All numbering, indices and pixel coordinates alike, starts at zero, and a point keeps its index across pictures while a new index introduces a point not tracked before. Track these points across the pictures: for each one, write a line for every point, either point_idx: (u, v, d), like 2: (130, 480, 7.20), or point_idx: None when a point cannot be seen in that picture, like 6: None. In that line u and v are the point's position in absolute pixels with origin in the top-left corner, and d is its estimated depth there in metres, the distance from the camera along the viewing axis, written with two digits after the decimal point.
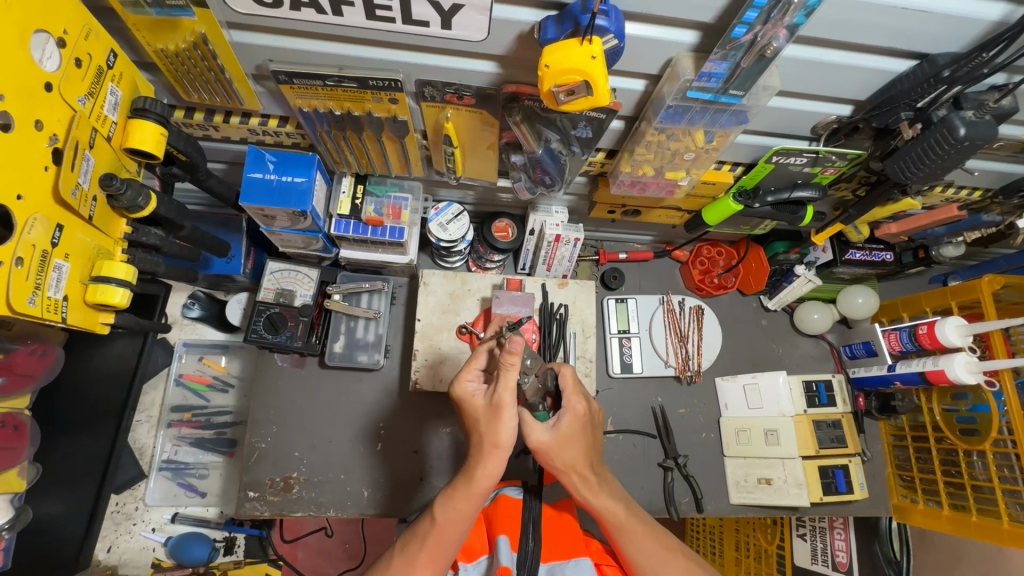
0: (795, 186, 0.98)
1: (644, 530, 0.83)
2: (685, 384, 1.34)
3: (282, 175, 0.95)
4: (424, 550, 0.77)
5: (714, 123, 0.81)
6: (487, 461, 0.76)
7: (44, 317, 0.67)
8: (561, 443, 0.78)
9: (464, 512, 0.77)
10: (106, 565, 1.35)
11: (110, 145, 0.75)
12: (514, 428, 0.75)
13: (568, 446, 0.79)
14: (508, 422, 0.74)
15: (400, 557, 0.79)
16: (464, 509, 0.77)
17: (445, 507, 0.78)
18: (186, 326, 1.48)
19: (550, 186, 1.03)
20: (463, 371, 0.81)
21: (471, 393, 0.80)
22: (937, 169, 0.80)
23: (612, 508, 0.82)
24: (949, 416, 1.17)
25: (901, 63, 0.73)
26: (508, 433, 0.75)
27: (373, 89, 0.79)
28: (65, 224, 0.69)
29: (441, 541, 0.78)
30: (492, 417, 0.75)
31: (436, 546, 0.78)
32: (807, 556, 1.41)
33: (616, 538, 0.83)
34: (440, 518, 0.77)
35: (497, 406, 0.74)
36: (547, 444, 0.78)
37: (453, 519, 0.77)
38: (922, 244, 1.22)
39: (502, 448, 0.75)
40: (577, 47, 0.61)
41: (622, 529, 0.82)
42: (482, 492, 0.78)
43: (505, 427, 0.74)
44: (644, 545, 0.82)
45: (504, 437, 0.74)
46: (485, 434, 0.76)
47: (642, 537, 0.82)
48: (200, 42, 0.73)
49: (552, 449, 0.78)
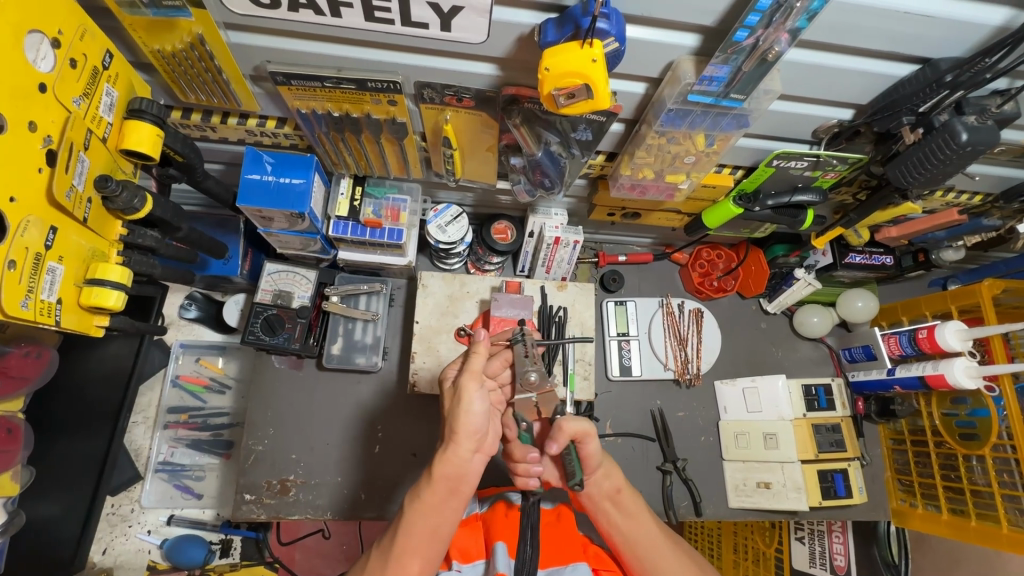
0: (795, 189, 0.97)
1: (656, 528, 0.82)
2: (684, 387, 1.33)
3: (280, 177, 0.94)
4: (399, 543, 0.74)
5: (715, 127, 0.80)
6: (449, 449, 0.75)
7: (38, 320, 0.66)
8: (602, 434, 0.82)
9: (427, 501, 0.75)
10: (102, 567, 1.34)
11: (105, 146, 0.74)
12: (474, 411, 0.74)
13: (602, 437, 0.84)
14: (468, 402, 0.74)
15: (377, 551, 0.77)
16: (434, 500, 0.75)
17: (413, 499, 0.76)
18: (184, 327, 1.47)
19: (550, 188, 1.03)
20: (449, 363, 0.85)
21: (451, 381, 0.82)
22: (938, 175, 0.80)
23: (635, 502, 0.83)
24: (949, 421, 1.15)
25: (903, 67, 0.72)
26: (467, 416, 0.74)
27: (371, 90, 0.79)
28: (59, 226, 0.68)
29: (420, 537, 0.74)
30: (454, 401, 0.76)
31: (417, 542, 0.74)
32: (806, 559, 1.39)
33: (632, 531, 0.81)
34: (410, 511, 0.75)
35: (458, 388, 0.75)
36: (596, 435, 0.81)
37: (421, 510, 0.75)
38: (922, 248, 1.21)
39: (460, 433, 0.74)
40: (577, 50, 0.61)
41: (641, 524, 0.82)
42: (443, 480, 0.75)
43: (462, 408, 0.74)
44: (658, 540, 0.81)
45: (462, 421, 0.74)
46: (449, 418, 0.76)
47: (656, 534, 0.81)
48: (197, 42, 0.73)
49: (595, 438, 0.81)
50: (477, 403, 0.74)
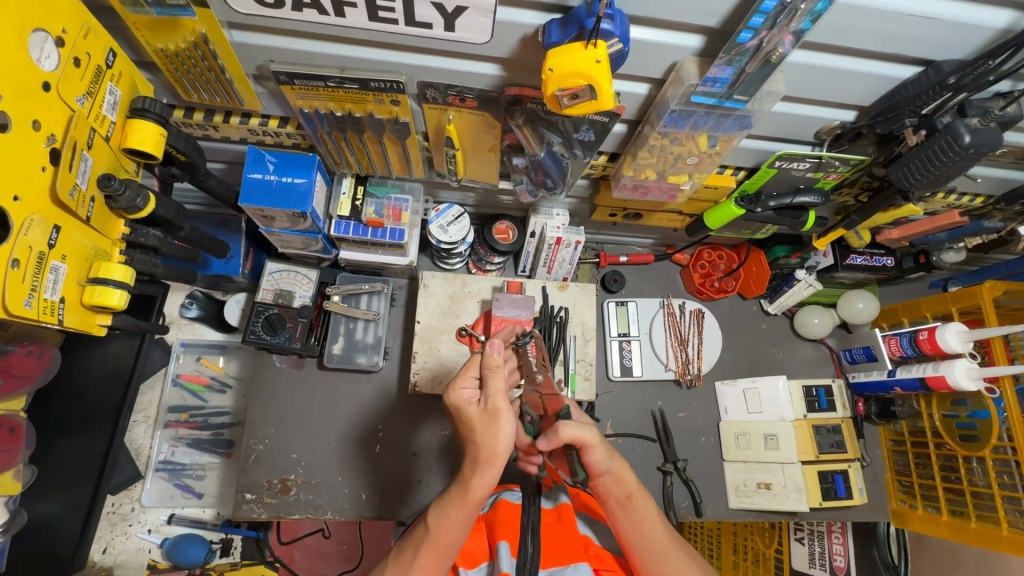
0: (797, 190, 0.97)
1: (667, 530, 0.83)
2: (684, 387, 1.34)
3: (282, 176, 0.94)
4: (420, 560, 0.77)
5: (718, 128, 0.80)
6: (484, 473, 0.75)
7: (41, 319, 0.66)
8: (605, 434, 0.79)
9: (457, 521, 0.77)
10: (102, 566, 1.34)
11: (108, 145, 0.74)
12: (512, 435, 0.75)
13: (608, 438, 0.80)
14: (506, 427, 0.74)
15: (396, 564, 0.79)
16: (461, 520, 0.77)
17: (439, 517, 0.77)
18: (184, 326, 1.47)
19: (552, 188, 1.03)
20: (459, 378, 0.78)
21: (468, 400, 0.77)
22: (941, 176, 0.80)
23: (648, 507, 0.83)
24: (949, 422, 1.16)
25: (906, 69, 0.72)
26: (505, 441, 0.74)
27: (374, 90, 0.79)
28: (62, 225, 0.68)
29: (437, 552, 0.78)
30: (488, 426, 0.75)
31: (433, 555, 0.78)
32: (805, 560, 1.39)
33: (643, 534, 0.82)
34: (434, 530, 0.77)
35: (494, 412, 0.74)
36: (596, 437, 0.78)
37: (448, 529, 0.77)
38: (923, 250, 1.22)
39: (499, 457, 0.75)
40: (581, 51, 0.61)
41: (653, 527, 0.82)
42: (477, 501, 0.77)
43: (502, 434, 0.74)
44: (670, 541, 0.82)
45: (500, 447, 0.74)
46: (481, 444, 0.75)
47: (668, 536, 0.82)
48: (200, 42, 0.73)
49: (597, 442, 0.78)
50: (513, 426, 0.75)
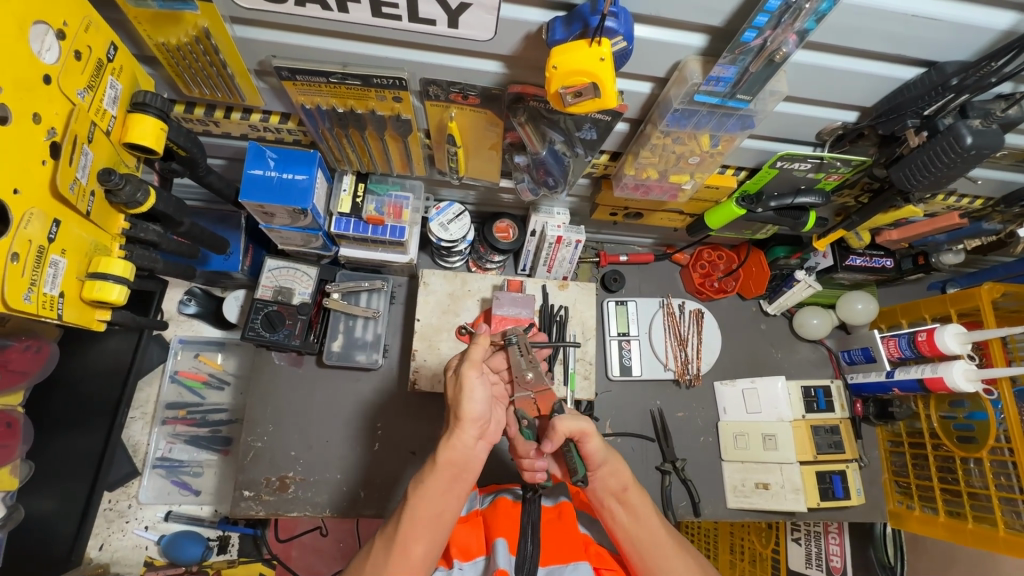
0: (798, 191, 0.97)
1: (663, 531, 0.81)
2: (684, 387, 1.34)
3: (283, 173, 0.94)
4: (402, 531, 0.74)
5: (720, 128, 0.80)
6: (454, 435, 0.76)
7: (40, 314, 0.66)
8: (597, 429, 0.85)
9: (435, 489, 0.75)
10: (98, 563, 1.33)
11: (108, 139, 0.73)
12: (478, 399, 0.77)
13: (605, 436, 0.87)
14: (473, 392, 0.77)
15: (380, 540, 0.75)
16: (438, 487, 0.75)
17: (416, 486, 0.76)
18: (183, 323, 1.46)
19: (553, 187, 1.03)
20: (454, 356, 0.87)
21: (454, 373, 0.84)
22: (943, 177, 0.80)
23: (642, 501, 0.83)
24: (947, 424, 1.15)
25: (909, 70, 0.72)
26: (471, 403, 0.76)
27: (376, 86, 0.78)
28: (61, 219, 0.67)
29: (418, 519, 0.74)
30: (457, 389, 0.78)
31: (416, 524, 0.74)
32: (802, 560, 1.40)
33: (637, 524, 0.81)
34: (411, 495, 0.76)
35: (460, 376, 0.77)
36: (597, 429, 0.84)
37: (426, 496, 0.75)
38: (922, 252, 1.22)
39: (465, 418, 0.76)
40: (585, 49, 0.61)
41: (645, 517, 0.81)
42: (450, 466, 0.76)
43: (467, 396, 0.76)
44: (663, 537, 0.80)
45: (466, 407, 0.76)
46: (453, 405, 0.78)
47: (661, 529, 0.81)
48: (202, 36, 0.72)
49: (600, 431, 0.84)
50: (480, 391, 0.77)
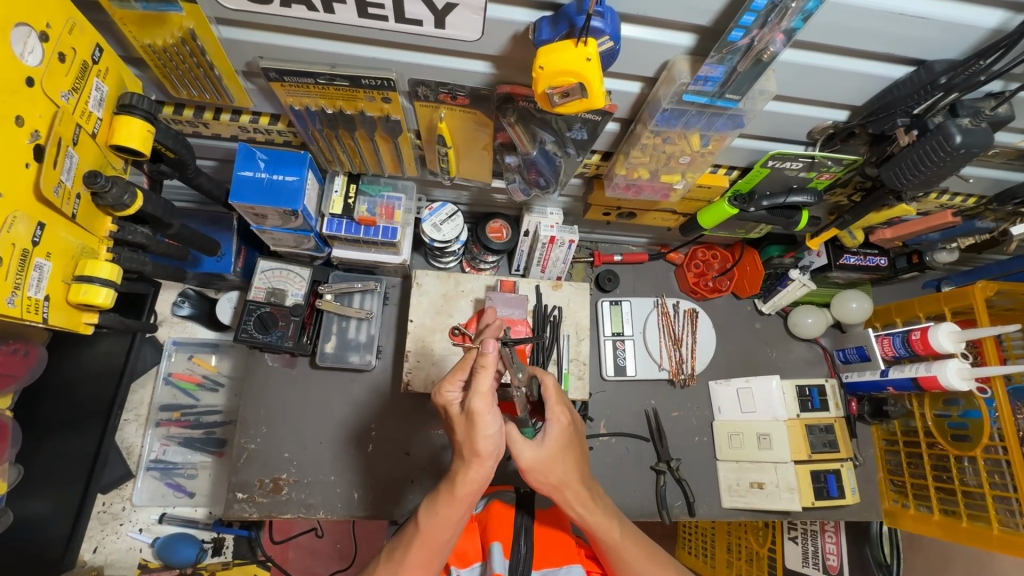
0: (790, 190, 0.97)
1: (637, 557, 0.82)
2: (678, 387, 1.34)
3: (273, 174, 0.94)
4: (409, 558, 0.77)
5: (710, 127, 0.80)
6: (471, 470, 0.73)
7: (25, 317, 0.65)
8: (549, 458, 0.79)
9: (448, 518, 0.76)
10: (92, 565, 1.33)
11: (95, 142, 0.73)
12: (493, 436, 0.71)
13: (557, 464, 0.79)
14: (484, 429, 0.70)
15: (387, 563, 0.79)
16: (452, 517, 0.76)
17: (430, 514, 0.76)
18: (176, 325, 1.46)
19: (545, 187, 1.02)
20: (443, 381, 0.75)
21: (455, 405, 0.75)
22: (932, 177, 0.80)
23: (613, 534, 0.82)
24: (941, 422, 1.16)
25: (898, 68, 0.72)
26: (486, 440, 0.71)
27: (365, 87, 0.78)
28: (46, 222, 0.67)
29: (427, 548, 0.77)
30: (469, 426, 0.71)
31: (424, 552, 0.77)
32: (799, 559, 1.40)
33: (609, 556, 0.83)
34: (423, 527, 0.76)
35: (473, 415, 0.70)
36: (534, 462, 0.78)
37: (438, 526, 0.76)
38: (916, 250, 1.21)
39: (483, 456, 0.72)
40: (571, 49, 0.61)
41: (617, 551, 0.82)
42: (466, 497, 0.75)
43: (480, 434, 0.71)
44: (641, 566, 0.82)
45: (482, 446, 0.71)
46: (465, 442, 0.73)
47: (635, 557, 0.82)
48: (188, 37, 0.72)
49: (538, 468, 0.79)
50: (494, 426, 0.71)
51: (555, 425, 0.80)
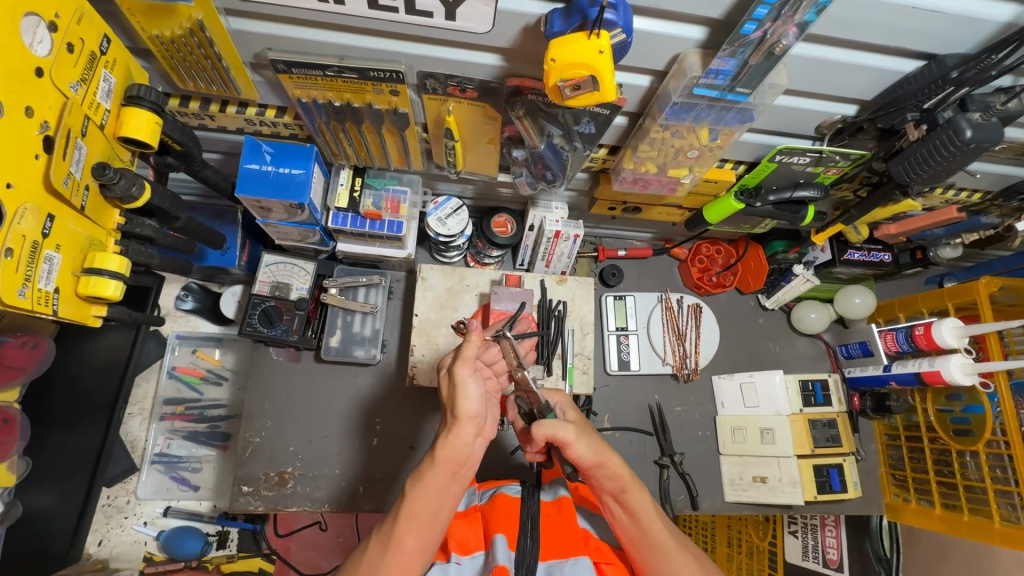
0: (797, 185, 0.97)
1: (665, 528, 0.80)
2: (682, 381, 1.34)
3: (279, 167, 0.93)
4: (399, 526, 0.73)
5: (719, 121, 0.80)
6: (452, 433, 0.76)
7: (35, 309, 0.65)
8: (581, 428, 0.84)
9: (432, 487, 0.74)
10: (98, 558, 1.33)
11: (103, 133, 0.73)
12: (473, 397, 0.76)
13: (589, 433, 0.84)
14: (464, 389, 0.76)
15: (377, 539, 0.74)
16: (435, 485, 0.74)
17: (414, 483, 0.75)
18: (180, 319, 1.46)
19: (552, 181, 1.02)
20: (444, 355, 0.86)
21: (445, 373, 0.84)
22: (942, 171, 0.79)
23: (640, 499, 0.81)
24: (943, 417, 1.16)
25: (909, 62, 0.72)
26: (467, 401, 0.76)
27: (373, 80, 0.78)
28: (56, 214, 0.67)
29: (417, 520, 0.73)
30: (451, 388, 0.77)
31: (413, 522, 0.73)
32: (798, 553, 1.44)
33: (640, 522, 0.80)
34: (410, 496, 0.74)
35: (453, 375, 0.76)
36: (576, 436, 0.82)
37: (425, 496, 0.74)
38: (920, 245, 1.22)
39: (462, 418, 0.75)
40: (584, 41, 0.60)
41: (648, 514, 0.80)
42: (448, 464, 0.75)
43: (461, 395, 0.75)
44: (661, 536, 0.79)
45: (461, 406, 0.75)
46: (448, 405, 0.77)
47: (664, 524, 0.80)
48: (196, 28, 0.71)
49: (579, 441, 0.82)
50: (476, 389, 0.77)
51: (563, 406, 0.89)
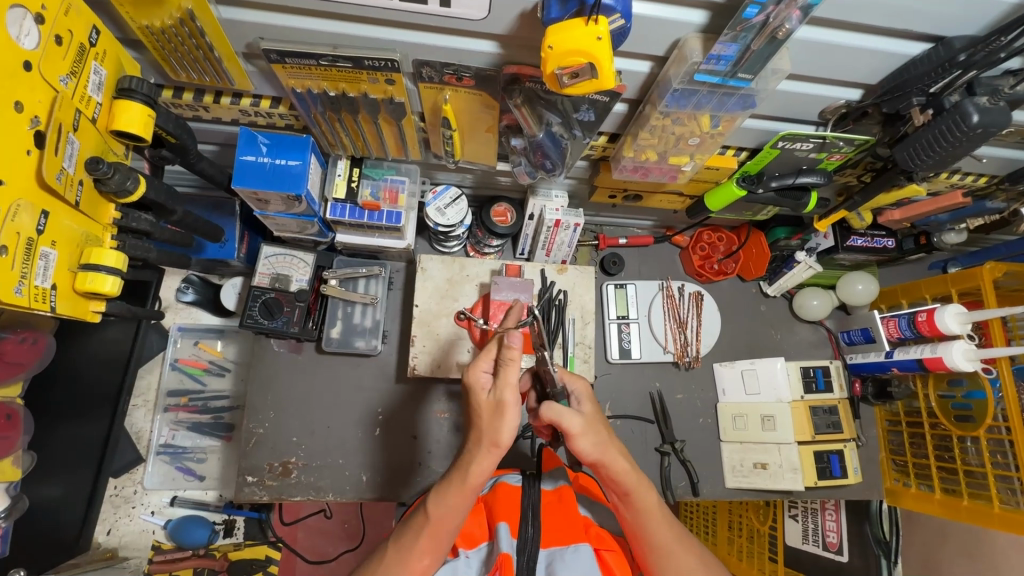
0: (799, 172, 0.95)
1: (668, 530, 0.80)
2: (683, 369, 1.34)
3: (275, 158, 0.92)
4: (419, 543, 0.76)
5: (721, 108, 0.78)
6: (484, 460, 0.73)
7: (32, 307, 0.65)
8: (589, 424, 0.78)
9: (456, 508, 0.75)
10: (107, 547, 1.36)
11: (95, 127, 0.72)
12: (517, 429, 0.72)
13: (598, 429, 0.78)
14: (511, 420, 0.71)
15: (394, 551, 0.77)
16: (459, 506, 0.75)
17: (438, 502, 0.75)
18: (182, 311, 1.46)
19: (551, 170, 1.00)
20: (477, 360, 0.77)
21: (482, 385, 0.76)
22: (948, 157, 0.78)
23: (647, 498, 0.80)
24: (944, 403, 1.16)
25: (915, 45, 0.70)
26: (510, 433, 0.71)
27: (368, 68, 0.76)
28: (50, 210, 0.66)
29: (436, 535, 0.76)
30: (496, 416, 0.72)
31: (433, 537, 0.76)
32: (798, 536, 1.47)
33: (643, 522, 0.80)
34: (434, 515, 0.75)
35: (504, 407, 0.71)
36: (580, 431, 0.76)
37: (448, 514, 0.75)
38: (924, 231, 1.21)
39: (502, 448, 0.72)
40: (582, 27, 0.59)
41: (651, 516, 0.80)
42: (476, 487, 0.74)
43: (507, 426, 0.71)
44: (668, 537, 0.80)
45: (505, 439, 0.71)
46: (486, 431, 0.73)
47: (664, 526, 0.80)
48: (187, 18, 0.70)
49: (586, 438, 0.76)
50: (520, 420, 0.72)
51: (579, 392, 0.82)
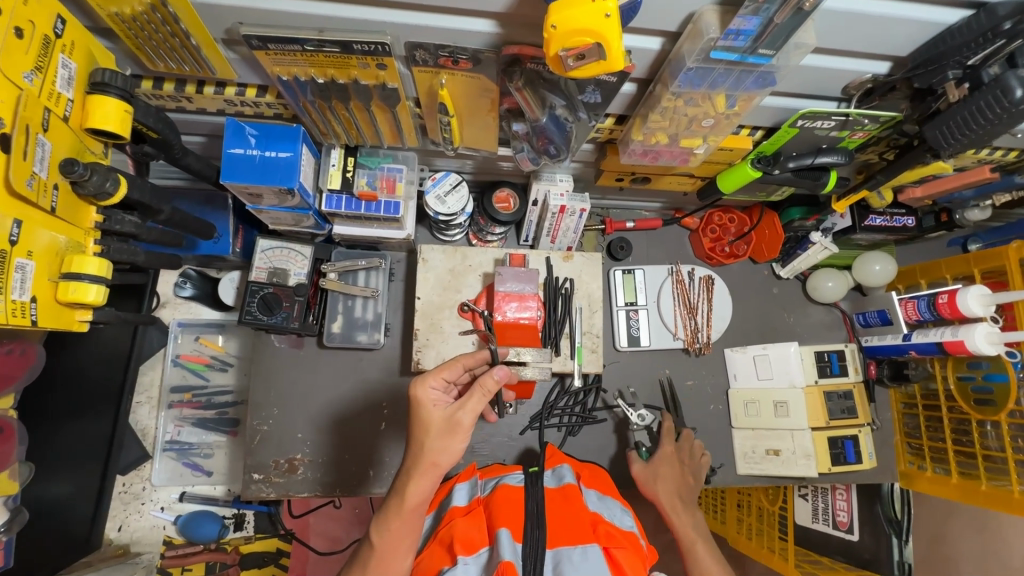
0: (818, 151, 0.90)
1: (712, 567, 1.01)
2: (694, 356, 1.31)
3: (265, 150, 0.88)
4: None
5: (738, 86, 0.73)
6: (417, 484, 0.76)
7: (9, 322, 0.62)
8: (653, 470, 1.13)
9: (399, 533, 0.77)
10: (118, 544, 1.35)
11: (68, 126, 0.67)
12: (455, 453, 0.77)
13: (660, 474, 1.13)
14: (457, 444, 0.77)
15: None
16: (402, 532, 0.77)
17: (382, 530, 0.77)
18: (181, 306, 1.44)
19: (555, 156, 0.95)
20: (430, 377, 0.79)
21: (431, 400, 0.78)
22: (983, 136, 0.73)
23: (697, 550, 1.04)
24: (964, 386, 1.12)
25: (954, 13, 0.64)
26: (448, 455, 0.76)
27: (358, 53, 0.71)
28: (22, 218, 0.63)
29: (388, 564, 0.77)
30: (444, 434, 0.76)
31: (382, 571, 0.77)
32: (808, 515, 1.50)
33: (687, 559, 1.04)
34: (378, 545, 0.77)
35: (456, 427, 0.76)
36: (639, 473, 1.14)
37: (392, 541, 0.77)
38: (945, 208, 1.16)
39: (440, 467, 0.77)
40: (589, 3, 0.54)
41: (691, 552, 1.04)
42: (415, 509, 0.77)
43: (450, 448, 0.76)
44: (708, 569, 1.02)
45: (443, 459, 0.76)
46: (427, 450, 0.76)
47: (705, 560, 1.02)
48: (158, 4, 0.65)
49: (646, 478, 1.13)
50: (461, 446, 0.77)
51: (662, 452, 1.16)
